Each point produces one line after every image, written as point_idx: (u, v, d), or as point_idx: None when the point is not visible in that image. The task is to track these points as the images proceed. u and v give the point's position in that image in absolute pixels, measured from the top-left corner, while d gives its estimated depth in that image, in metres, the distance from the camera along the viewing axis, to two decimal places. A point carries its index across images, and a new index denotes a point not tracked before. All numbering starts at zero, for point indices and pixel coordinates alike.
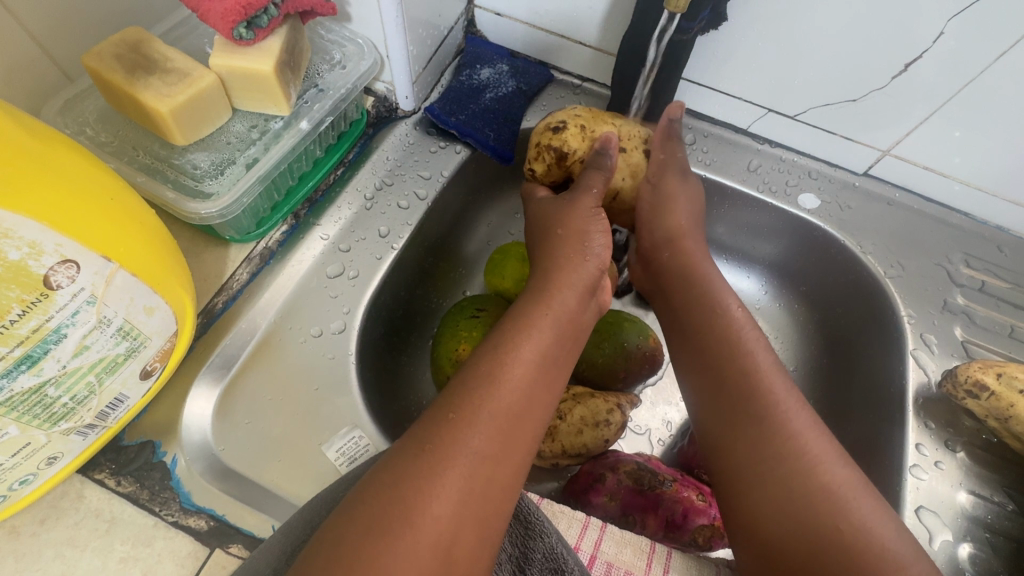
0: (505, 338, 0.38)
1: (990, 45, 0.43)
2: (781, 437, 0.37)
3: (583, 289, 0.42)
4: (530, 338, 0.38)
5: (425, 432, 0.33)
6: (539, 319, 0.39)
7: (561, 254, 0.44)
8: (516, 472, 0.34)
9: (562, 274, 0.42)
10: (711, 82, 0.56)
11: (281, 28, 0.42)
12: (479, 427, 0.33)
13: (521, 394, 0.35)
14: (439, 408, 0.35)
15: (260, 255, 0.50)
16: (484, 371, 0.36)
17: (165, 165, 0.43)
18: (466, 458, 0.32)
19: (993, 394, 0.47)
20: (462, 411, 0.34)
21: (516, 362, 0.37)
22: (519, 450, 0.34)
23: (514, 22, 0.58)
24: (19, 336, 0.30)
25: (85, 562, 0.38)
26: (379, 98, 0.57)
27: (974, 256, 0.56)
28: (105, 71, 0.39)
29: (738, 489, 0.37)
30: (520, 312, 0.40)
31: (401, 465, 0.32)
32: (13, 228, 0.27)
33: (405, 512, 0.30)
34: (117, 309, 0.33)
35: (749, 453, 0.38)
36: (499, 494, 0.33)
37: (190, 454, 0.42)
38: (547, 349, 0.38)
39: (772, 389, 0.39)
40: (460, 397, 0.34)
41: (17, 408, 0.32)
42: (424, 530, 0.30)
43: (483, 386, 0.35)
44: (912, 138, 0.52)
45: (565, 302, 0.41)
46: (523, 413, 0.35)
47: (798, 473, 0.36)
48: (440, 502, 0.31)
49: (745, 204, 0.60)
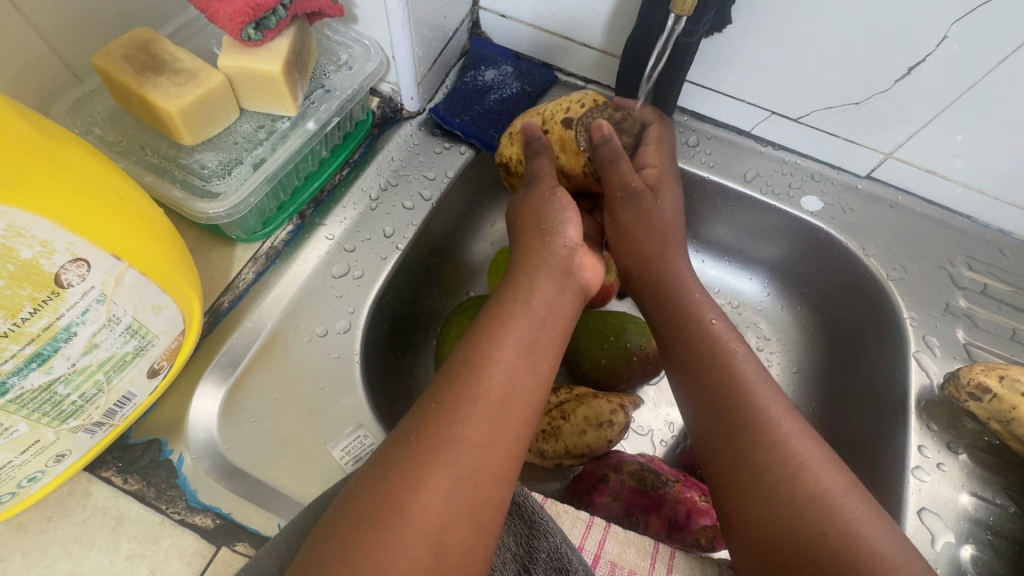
0: (486, 326, 0.38)
1: (993, 49, 0.43)
2: (769, 442, 0.37)
3: (561, 274, 0.43)
4: (512, 324, 0.38)
5: (413, 425, 0.33)
6: (518, 305, 0.39)
7: (534, 244, 0.44)
8: (508, 457, 0.34)
9: (540, 262, 0.43)
10: (715, 84, 0.56)
11: (290, 29, 0.42)
12: (462, 417, 0.33)
13: (505, 379, 0.35)
14: (424, 402, 0.35)
15: (266, 254, 0.50)
16: (467, 360, 0.36)
17: (172, 165, 0.43)
18: (452, 447, 0.32)
19: (996, 396, 0.47)
20: (445, 401, 0.34)
21: (498, 347, 0.36)
22: (508, 432, 0.34)
23: (519, 24, 0.59)
24: (30, 335, 0.30)
25: (92, 559, 0.38)
26: (385, 98, 0.57)
27: (976, 259, 0.56)
28: (114, 70, 0.39)
29: (728, 494, 0.37)
30: (501, 300, 0.40)
31: (389, 461, 0.32)
32: (26, 227, 0.28)
33: (397, 504, 0.30)
34: (127, 307, 0.34)
35: (734, 457, 0.37)
36: (493, 481, 0.32)
37: (196, 453, 0.43)
38: (531, 333, 0.38)
39: (756, 395, 0.39)
40: (444, 388, 0.35)
41: (27, 406, 0.32)
42: (415, 521, 0.30)
43: (466, 375, 0.35)
44: (915, 141, 0.52)
45: (544, 288, 0.41)
46: (510, 397, 0.35)
47: (786, 477, 0.35)
48: (429, 492, 0.31)
49: (748, 206, 0.61)
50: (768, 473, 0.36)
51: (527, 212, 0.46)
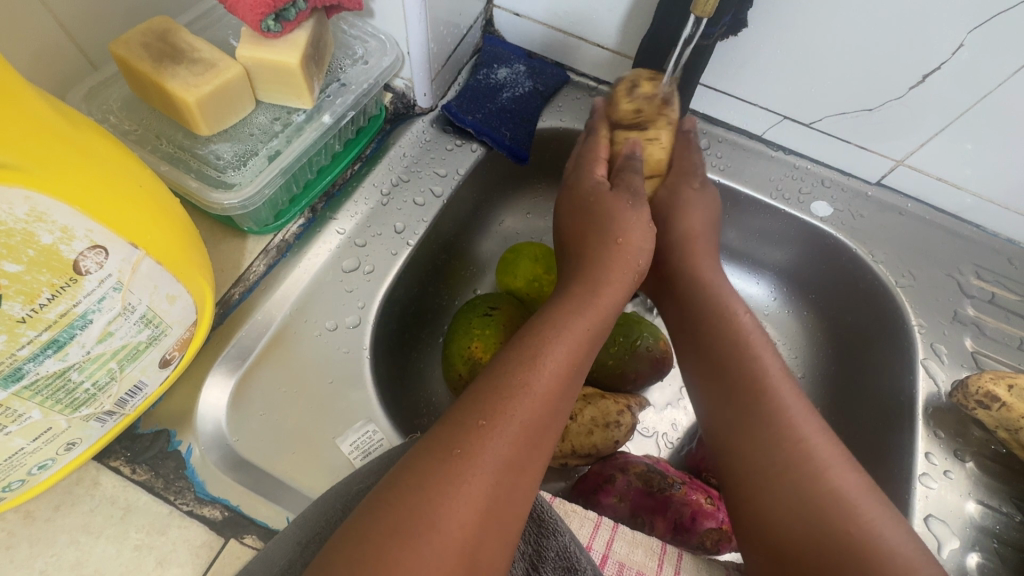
0: (537, 342, 0.37)
1: (1008, 60, 0.44)
2: (789, 441, 0.36)
3: (619, 302, 0.42)
4: (563, 346, 0.38)
5: (452, 435, 0.33)
6: (574, 328, 0.39)
7: (606, 264, 0.43)
8: (535, 481, 0.34)
9: (603, 283, 0.42)
10: (729, 87, 0.56)
11: (308, 21, 0.42)
12: (505, 434, 0.33)
13: (548, 405, 0.35)
14: (464, 411, 0.34)
15: (278, 247, 0.50)
16: (514, 377, 0.35)
17: (188, 155, 0.43)
18: (492, 467, 0.32)
19: (1004, 405, 0.47)
20: (491, 419, 0.33)
21: (549, 372, 0.36)
22: (540, 460, 0.34)
23: (532, 23, 0.59)
24: (47, 321, 0.30)
25: (100, 549, 0.38)
26: (398, 94, 0.57)
27: (984, 268, 0.56)
28: (133, 59, 0.39)
29: (747, 486, 0.37)
30: (558, 317, 0.39)
31: (426, 468, 0.31)
32: (47, 212, 0.28)
33: (432, 516, 0.30)
34: (142, 296, 0.34)
35: (756, 452, 0.37)
36: (519, 501, 0.33)
37: (204, 444, 0.42)
38: (577, 360, 0.38)
39: (780, 393, 0.39)
40: (489, 403, 0.34)
41: (40, 393, 0.32)
42: (450, 536, 0.29)
43: (509, 389, 0.35)
44: (926, 149, 0.53)
45: (601, 311, 0.41)
46: (548, 424, 0.35)
47: (807, 474, 0.35)
48: (466, 509, 0.30)
49: (758, 211, 0.61)
50: (789, 471, 0.36)
51: (629, 230, 0.45)
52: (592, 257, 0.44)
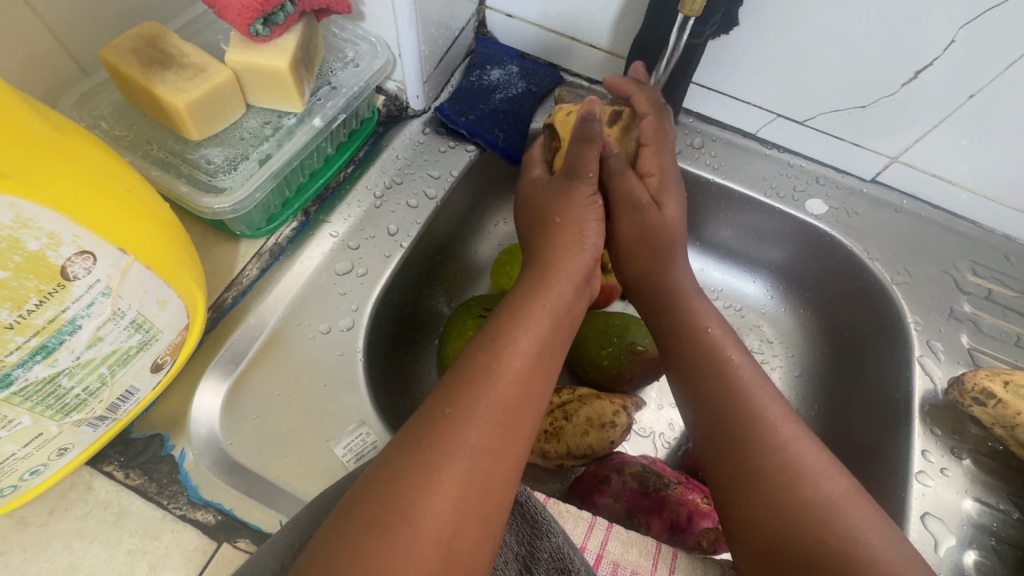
0: (503, 329, 0.38)
1: (997, 57, 0.44)
2: (774, 445, 0.36)
3: (579, 280, 0.42)
4: (526, 328, 0.38)
5: (422, 426, 0.33)
6: (535, 310, 0.39)
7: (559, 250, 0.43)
8: (516, 465, 0.34)
9: (561, 263, 0.43)
10: (721, 86, 0.56)
11: (297, 25, 0.43)
12: (476, 420, 0.33)
13: (516, 387, 0.35)
14: (433, 402, 0.34)
15: (271, 250, 0.50)
16: (478, 363, 0.35)
17: (179, 160, 0.43)
18: (464, 452, 0.32)
19: (1000, 402, 0.47)
20: (458, 406, 0.33)
21: (515, 353, 0.36)
22: (516, 441, 0.34)
23: (524, 24, 0.58)
24: (36, 327, 0.30)
25: (93, 554, 0.38)
26: (390, 97, 0.57)
27: (980, 264, 0.56)
28: (122, 65, 0.39)
29: (740, 491, 0.36)
30: (518, 303, 0.40)
31: (397, 461, 0.32)
32: (33, 219, 0.28)
33: (407, 509, 0.30)
34: (131, 301, 0.34)
35: (741, 458, 0.37)
36: (501, 487, 0.32)
37: (198, 448, 0.43)
38: (544, 340, 0.38)
39: (758, 397, 0.39)
40: (455, 390, 0.34)
41: (30, 399, 0.32)
42: (425, 525, 0.29)
43: (474, 372, 0.35)
44: (920, 146, 0.52)
45: (561, 292, 0.41)
46: (520, 405, 0.35)
47: (794, 480, 0.35)
48: (439, 497, 0.30)
49: (752, 208, 0.60)
50: (778, 474, 0.35)
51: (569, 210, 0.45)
52: (550, 241, 0.44)
